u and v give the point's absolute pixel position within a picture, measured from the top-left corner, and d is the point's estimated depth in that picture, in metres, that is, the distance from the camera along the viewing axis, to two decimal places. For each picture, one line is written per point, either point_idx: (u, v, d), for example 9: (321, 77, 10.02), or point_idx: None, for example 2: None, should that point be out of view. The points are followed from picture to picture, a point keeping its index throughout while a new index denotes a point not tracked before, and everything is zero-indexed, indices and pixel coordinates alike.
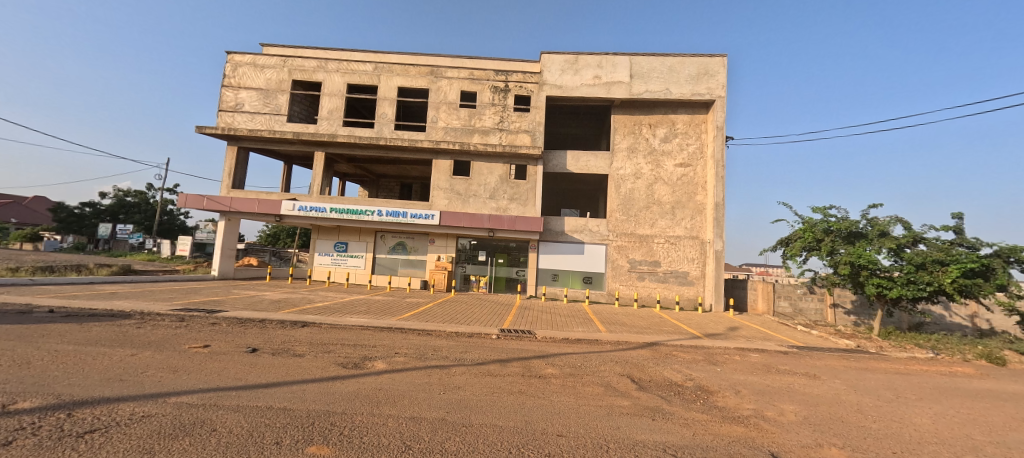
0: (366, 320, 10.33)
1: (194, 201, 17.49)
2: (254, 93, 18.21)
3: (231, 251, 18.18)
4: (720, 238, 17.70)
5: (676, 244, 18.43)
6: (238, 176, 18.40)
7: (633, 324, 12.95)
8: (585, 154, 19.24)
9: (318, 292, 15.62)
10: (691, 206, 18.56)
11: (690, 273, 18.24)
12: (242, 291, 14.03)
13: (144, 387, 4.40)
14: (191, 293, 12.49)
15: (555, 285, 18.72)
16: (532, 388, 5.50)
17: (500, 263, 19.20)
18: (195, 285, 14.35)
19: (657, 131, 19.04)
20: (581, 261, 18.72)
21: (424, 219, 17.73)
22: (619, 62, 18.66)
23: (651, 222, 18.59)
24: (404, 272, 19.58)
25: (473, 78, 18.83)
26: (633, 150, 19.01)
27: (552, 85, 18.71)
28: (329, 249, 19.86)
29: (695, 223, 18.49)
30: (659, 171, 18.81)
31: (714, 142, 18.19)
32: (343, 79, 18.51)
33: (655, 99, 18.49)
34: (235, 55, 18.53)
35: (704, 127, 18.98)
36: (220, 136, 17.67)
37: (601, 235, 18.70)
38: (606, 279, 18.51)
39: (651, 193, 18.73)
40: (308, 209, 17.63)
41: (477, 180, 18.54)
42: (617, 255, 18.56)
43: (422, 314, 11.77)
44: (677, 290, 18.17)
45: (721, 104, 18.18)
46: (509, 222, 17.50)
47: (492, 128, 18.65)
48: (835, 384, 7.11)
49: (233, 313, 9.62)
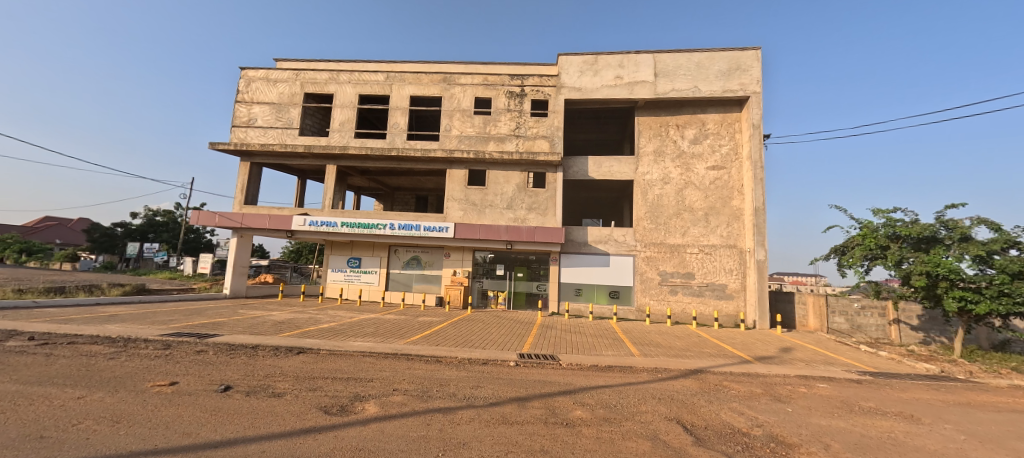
0: (371, 344, 9.32)
1: (206, 218, 17.17)
2: (267, 108, 17.98)
3: (243, 268, 17.73)
4: (761, 247, 15.99)
5: (711, 253, 16.82)
6: (250, 192, 18.07)
7: (669, 345, 11.49)
8: (608, 159, 18.02)
9: (328, 310, 14.81)
10: (726, 212, 16.97)
11: (728, 286, 16.56)
12: (249, 312, 13.36)
13: (60, 450, 3.45)
14: (193, 315, 11.86)
15: (579, 301, 17.35)
16: (555, 444, 4.26)
17: (519, 277, 18.02)
18: (201, 305, 13.79)
19: (686, 132, 17.67)
20: (607, 274, 17.33)
21: (437, 231, 16.82)
22: (642, 61, 17.51)
23: (682, 230, 17.08)
24: (419, 288, 18.64)
25: (487, 84, 18.06)
26: (660, 153, 17.68)
27: (570, 88, 17.71)
28: (343, 265, 19.22)
29: (732, 231, 16.88)
30: (690, 175, 17.36)
31: (750, 142, 16.64)
32: (355, 90, 18.07)
33: (683, 98, 17.17)
34: (249, 71, 18.43)
35: (738, 126, 17.47)
36: (233, 152, 17.43)
37: (628, 245, 17.32)
38: (635, 293, 17.03)
39: (680, 199, 17.28)
40: (319, 224, 17.01)
41: (493, 189, 17.55)
42: (646, 267, 17.10)
43: (433, 336, 10.69)
44: (714, 305, 16.49)
45: (757, 100, 16.67)
46: (528, 233, 16.37)
47: (507, 135, 17.70)
48: (951, 432, 5.49)
49: (226, 338, 8.81)
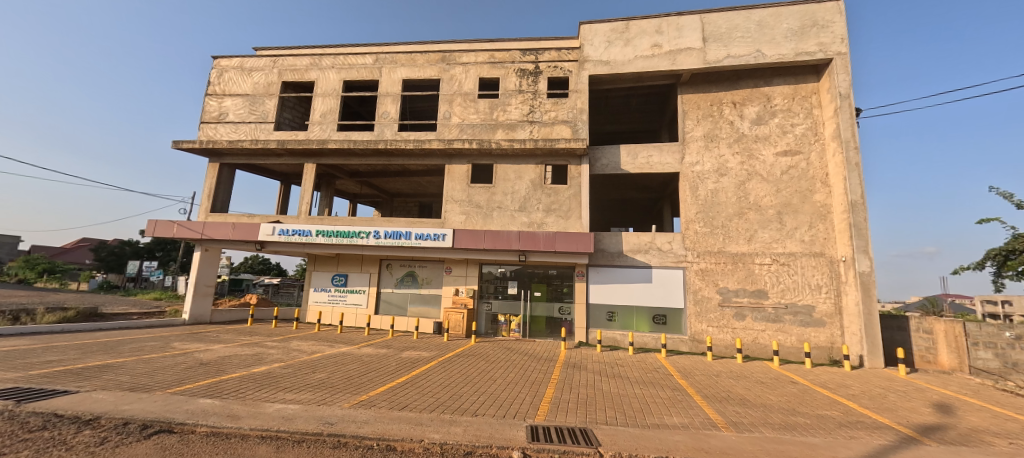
0: (297, 407, 5.86)
1: (163, 228, 14.42)
2: (239, 100, 15.46)
3: (207, 288, 14.89)
4: (864, 255, 11.87)
5: (789, 265, 12.78)
6: (220, 198, 15.38)
7: (762, 404, 7.58)
8: (645, 148, 14.38)
9: (291, 342, 11.60)
10: (806, 210, 12.98)
11: (815, 308, 12.43)
12: (184, 345, 10.30)
13: None
14: (98, 352, 8.84)
15: (614, 328, 13.54)
16: None
17: (537, 297, 14.40)
18: (130, 336, 10.80)
19: (746, 109, 13.90)
20: (650, 293, 13.47)
21: (433, 240, 13.51)
22: (685, 24, 14.00)
23: (747, 235, 13.13)
24: (414, 311, 15.29)
25: (494, 61, 14.93)
26: (712, 138, 13.94)
27: (596, 62, 14.36)
28: (326, 283, 16.18)
29: (817, 234, 12.80)
30: (754, 164, 13.50)
31: (837, 118, 12.72)
32: (338, 76, 15.32)
33: (741, 66, 13.47)
34: (222, 59, 16.05)
35: (817, 100, 13.56)
36: (198, 152, 14.88)
37: (676, 255, 13.48)
38: (687, 318, 13.11)
39: (743, 195, 13.38)
40: (290, 233, 14.01)
41: (502, 187, 14.19)
42: (700, 284, 13.17)
43: (406, 389, 7.22)
44: (797, 333, 12.38)
45: (843, 63, 12.82)
46: (546, 242, 12.83)
47: (519, 121, 14.39)
48: None
49: (68, 400, 5.56)
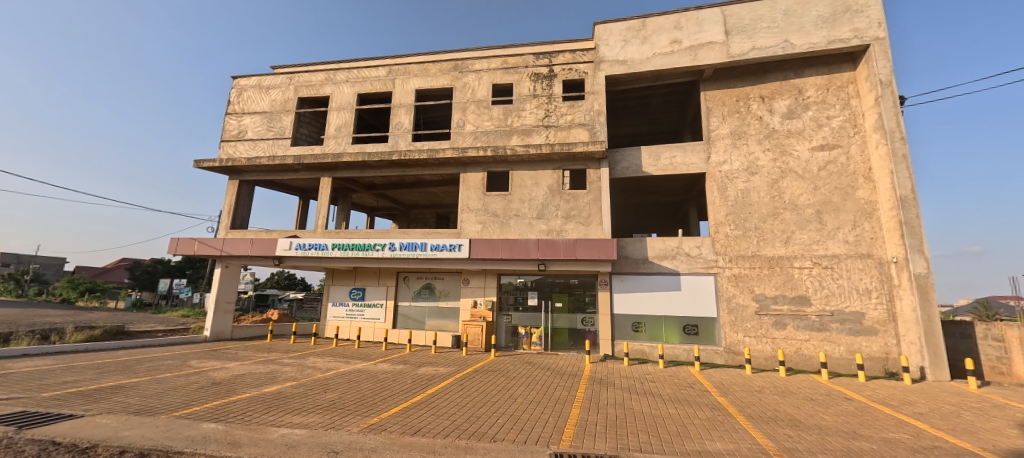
0: (303, 432, 5.44)
1: (184, 246, 14.56)
2: (257, 117, 15.69)
3: (227, 305, 14.92)
4: (919, 255, 10.78)
5: (833, 268, 11.75)
6: (239, 215, 15.51)
7: (818, 426, 6.71)
8: (668, 148, 13.69)
9: (307, 359, 11.33)
10: (848, 208, 11.97)
11: (865, 315, 11.34)
12: (200, 363, 10.15)
13: None
14: (114, 372, 8.73)
15: (641, 340, 12.75)
16: None
17: (558, 309, 13.76)
18: (149, 355, 10.76)
19: (775, 103, 13.09)
20: (679, 302, 12.65)
21: (449, 251, 13.13)
22: (705, 18, 13.39)
23: (784, 237, 12.21)
24: (432, 324, 14.89)
25: (507, 67, 14.65)
26: (740, 135, 13.15)
27: (612, 62, 13.88)
28: (344, 297, 16.02)
29: (863, 234, 11.76)
30: (787, 160, 12.62)
31: (879, 107, 11.77)
32: (353, 89, 15.36)
33: (769, 58, 12.71)
34: (242, 79, 16.39)
35: (854, 90, 12.63)
36: (218, 170, 15.10)
37: (706, 261, 12.65)
38: (721, 328, 12.20)
39: (777, 194, 12.49)
40: (307, 247, 13.93)
41: (519, 194, 13.74)
42: (734, 291, 12.27)
43: (420, 411, 6.73)
44: (845, 343, 11.30)
45: (882, 49, 11.92)
46: (566, 250, 12.24)
47: (535, 126, 13.99)
48: None
49: (69, 426, 5.31)
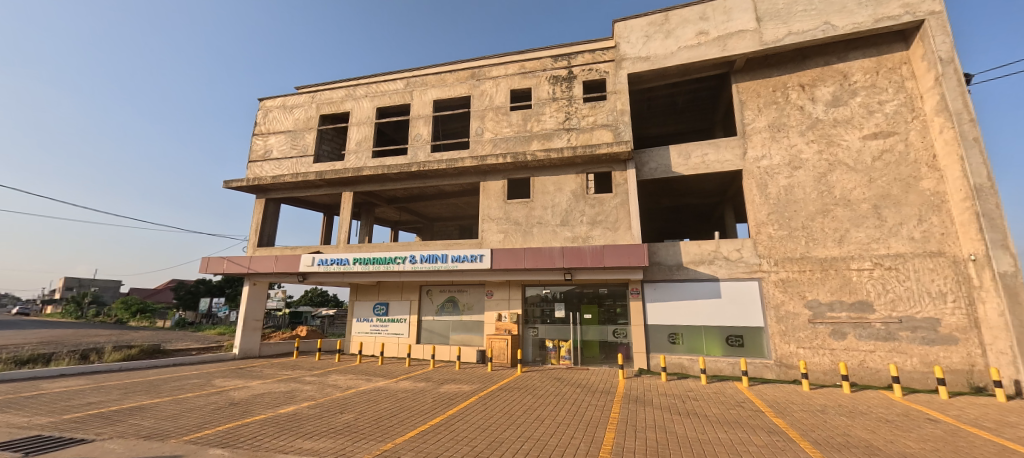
0: None
1: (214, 265, 14.85)
2: (282, 137, 16.03)
3: (255, 322, 15.04)
4: (1003, 251, 9.38)
5: (898, 269, 10.45)
6: (266, 233, 15.75)
7: (902, 455, 5.66)
8: (699, 146, 12.83)
9: (328, 377, 11.07)
10: (911, 201, 10.68)
11: (941, 321, 9.94)
12: (223, 382, 10.06)
13: None
14: (138, 392, 8.69)
15: (679, 353, 11.75)
16: None
17: (588, 320, 12.97)
18: (176, 374, 10.80)
19: (817, 91, 12.05)
20: (719, 311, 11.61)
21: (470, 262, 12.70)
22: (733, 6, 12.59)
23: (837, 236, 11.02)
24: (457, 339, 14.41)
25: (525, 71, 14.32)
26: (779, 127, 12.14)
27: (634, 59, 13.27)
28: (368, 313, 15.85)
29: (931, 229, 10.42)
30: (835, 152, 11.49)
31: (940, 87, 10.54)
32: (372, 104, 15.44)
33: (807, 42, 11.74)
34: (268, 100, 16.87)
35: (908, 71, 11.43)
36: (246, 189, 15.43)
37: (748, 265, 11.59)
38: (770, 339, 11.06)
39: (825, 189, 11.35)
40: (329, 262, 13.87)
41: (541, 201, 13.20)
42: (782, 297, 11.13)
43: (438, 435, 6.17)
44: (919, 354, 9.93)
45: (939, 23, 10.74)
46: (593, 257, 11.53)
47: (555, 129, 13.50)
48: None
49: (75, 451, 5.11)
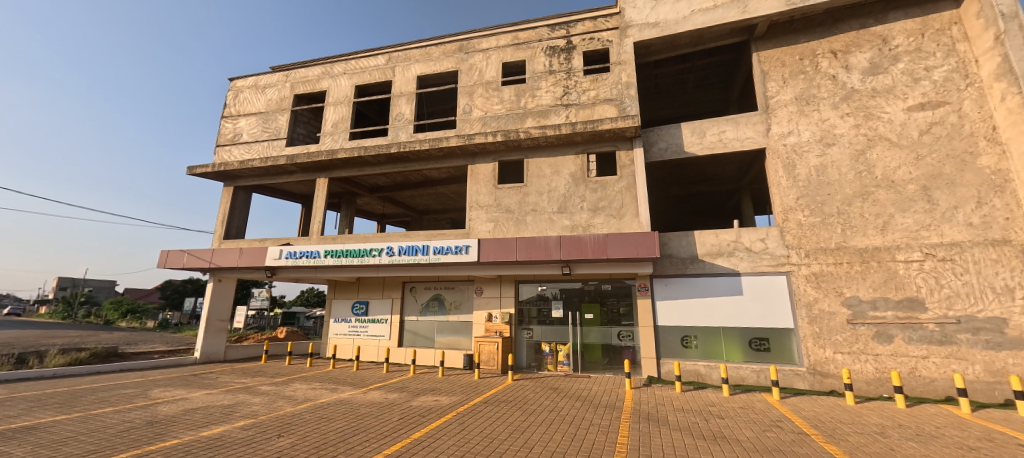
0: None
1: (173, 259, 13.34)
2: (253, 119, 14.58)
3: (220, 323, 13.58)
4: None
5: (954, 260, 8.88)
6: (234, 224, 14.28)
7: None
8: (715, 122, 11.30)
9: (289, 386, 9.56)
10: (968, 181, 9.11)
11: (1009, 322, 8.34)
12: (160, 394, 8.55)
13: None
14: (44, 408, 7.16)
15: (694, 358, 10.20)
16: None
17: (589, 321, 11.45)
18: (111, 383, 9.31)
19: (852, 58, 10.52)
20: (740, 310, 10.07)
21: (455, 254, 11.18)
22: None
23: (878, 222, 9.48)
24: (443, 342, 12.89)
25: (518, 42, 12.82)
26: (808, 99, 10.60)
27: (641, 25, 11.75)
28: (346, 313, 14.35)
29: (993, 214, 8.84)
30: (875, 125, 9.95)
31: (1002, 47, 8.97)
32: (350, 81, 13.99)
33: (841, 1, 10.20)
34: (238, 80, 15.42)
35: (959, 31, 9.88)
36: (211, 176, 13.98)
37: (775, 256, 10.04)
38: (800, 343, 9.52)
39: (864, 169, 9.81)
40: (299, 256, 12.38)
41: (537, 186, 11.68)
42: (815, 294, 9.57)
43: None
44: (982, 361, 8.36)
45: None
46: (594, 248, 10.00)
47: (552, 106, 11.99)
48: None
49: None
